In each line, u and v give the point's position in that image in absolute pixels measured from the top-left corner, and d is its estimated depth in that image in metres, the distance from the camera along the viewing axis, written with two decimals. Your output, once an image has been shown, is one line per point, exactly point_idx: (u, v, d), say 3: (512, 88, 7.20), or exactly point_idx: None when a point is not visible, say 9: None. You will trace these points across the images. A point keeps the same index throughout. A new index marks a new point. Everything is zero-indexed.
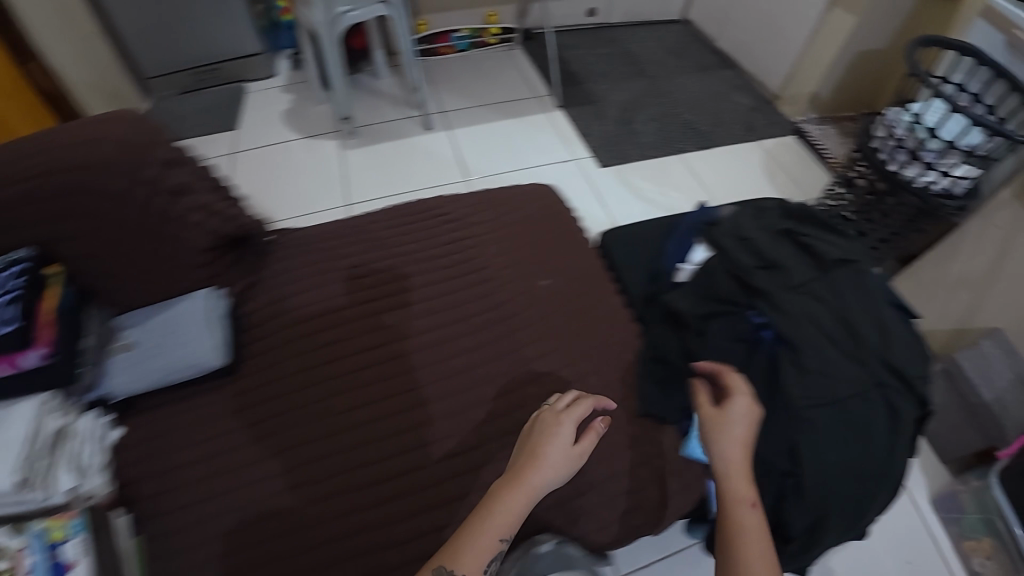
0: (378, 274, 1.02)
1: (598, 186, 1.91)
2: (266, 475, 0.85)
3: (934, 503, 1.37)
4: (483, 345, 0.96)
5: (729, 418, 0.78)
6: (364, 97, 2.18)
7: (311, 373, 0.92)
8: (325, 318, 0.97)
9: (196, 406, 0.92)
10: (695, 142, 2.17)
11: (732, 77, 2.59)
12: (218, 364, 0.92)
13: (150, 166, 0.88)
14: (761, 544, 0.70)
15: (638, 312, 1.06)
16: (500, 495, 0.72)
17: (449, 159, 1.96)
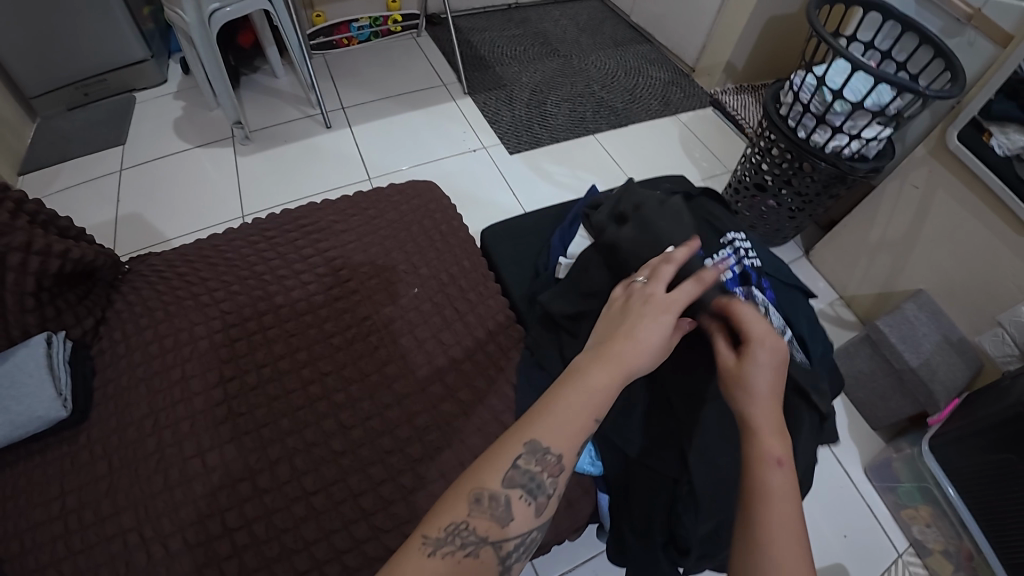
0: (237, 298, 0.94)
1: (507, 173, 1.85)
2: (150, 515, 0.75)
3: (869, 473, 1.37)
4: (361, 360, 0.90)
5: (750, 370, 0.60)
6: (261, 99, 2.06)
7: (188, 402, 0.84)
8: (185, 349, 0.89)
9: (44, 462, 0.80)
10: (611, 121, 2.13)
11: (648, 52, 2.56)
12: (64, 415, 0.80)
13: None
14: (792, 511, 0.53)
15: (521, 313, 1.00)
16: (591, 368, 0.59)
17: (354, 158, 1.87)
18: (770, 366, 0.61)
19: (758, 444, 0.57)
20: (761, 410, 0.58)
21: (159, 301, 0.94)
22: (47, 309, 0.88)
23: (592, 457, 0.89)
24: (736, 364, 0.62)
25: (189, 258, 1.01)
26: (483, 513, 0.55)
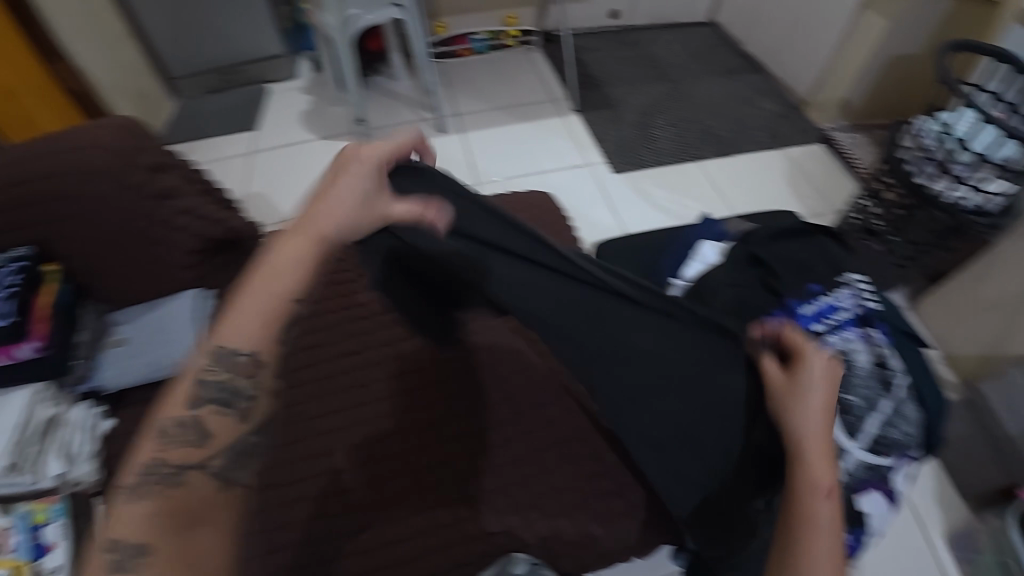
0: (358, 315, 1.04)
1: (608, 191, 1.89)
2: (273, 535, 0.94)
3: (949, 542, 1.29)
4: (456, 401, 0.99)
5: (802, 392, 0.69)
6: (380, 99, 2.19)
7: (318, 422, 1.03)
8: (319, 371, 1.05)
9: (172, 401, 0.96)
10: (719, 150, 2.11)
11: (760, 82, 2.52)
12: None
13: (138, 171, 0.94)
14: (834, 536, 0.62)
15: None
16: (264, 256, 0.65)
17: (460, 162, 1.96)
18: (821, 386, 0.69)
19: (805, 466, 0.66)
20: (818, 437, 0.67)
21: None
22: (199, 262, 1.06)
23: None
24: (783, 381, 0.71)
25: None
26: (179, 437, 0.59)
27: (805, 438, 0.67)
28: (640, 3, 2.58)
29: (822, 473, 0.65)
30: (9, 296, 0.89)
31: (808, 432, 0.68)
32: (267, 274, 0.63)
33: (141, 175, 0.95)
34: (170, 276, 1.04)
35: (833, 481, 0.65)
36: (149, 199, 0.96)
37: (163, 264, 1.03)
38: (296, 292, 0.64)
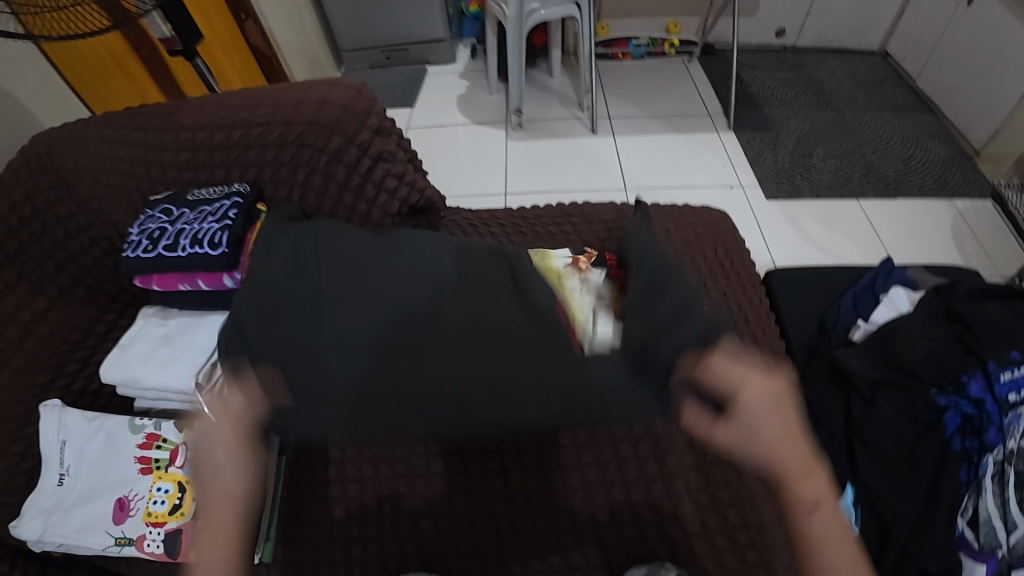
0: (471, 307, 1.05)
1: (758, 216, 1.86)
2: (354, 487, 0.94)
3: None
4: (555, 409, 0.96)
5: (740, 415, 0.54)
6: (535, 93, 2.22)
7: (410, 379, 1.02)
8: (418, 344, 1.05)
9: None
10: (880, 189, 1.96)
11: (928, 123, 2.20)
12: None
13: (364, 131, 1.00)
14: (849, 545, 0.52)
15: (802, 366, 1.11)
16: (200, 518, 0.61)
17: (611, 165, 1.96)
18: (761, 409, 0.54)
19: (789, 481, 0.53)
20: (787, 456, 0.53)
21: None
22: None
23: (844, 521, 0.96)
24: (721, 421, 0.56)
25: (501, 222, 1.22)
26: (218, 554, 0.59)
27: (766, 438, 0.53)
28: (810, 24, 2.45)
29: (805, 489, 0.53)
30: (226, 228, 0.93)
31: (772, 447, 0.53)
32: (209, 509, 0.61)
33: (363, 136, 0.99)
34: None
35: (817, 482, 0.53)
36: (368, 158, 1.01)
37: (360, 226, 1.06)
38: (230, 496, 0.61)
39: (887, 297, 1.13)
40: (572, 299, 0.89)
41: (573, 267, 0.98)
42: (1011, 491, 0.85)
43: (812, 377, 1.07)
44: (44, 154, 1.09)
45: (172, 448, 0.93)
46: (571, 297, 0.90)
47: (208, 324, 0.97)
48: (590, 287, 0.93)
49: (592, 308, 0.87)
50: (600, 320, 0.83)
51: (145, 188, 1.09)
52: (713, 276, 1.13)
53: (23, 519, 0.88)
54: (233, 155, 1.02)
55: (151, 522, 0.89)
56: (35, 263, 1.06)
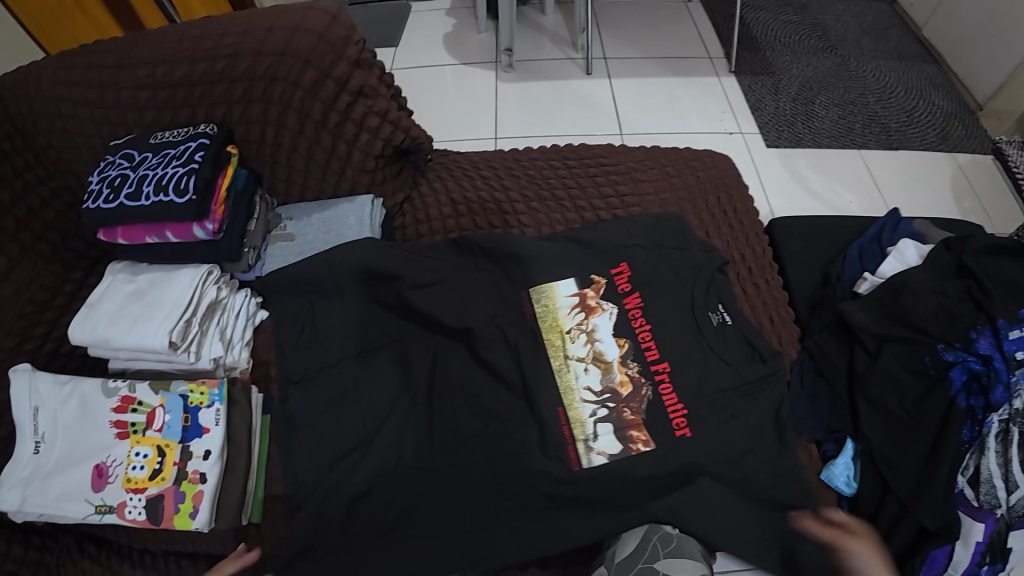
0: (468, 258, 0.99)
1: (759, 164, 1.79)
2: None
3: None
4: None
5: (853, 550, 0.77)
6: (526, 32, 2.10)
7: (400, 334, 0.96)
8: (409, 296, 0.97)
9: (321, 306, 0.95)
10: (882, 140, 1.90)
11: (933, 75, 2.12)
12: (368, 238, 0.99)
13: (341, 64, 0.91)
14: None
15: (804, 319, 1.07)
16: None
17: (607, 110, 1.87)
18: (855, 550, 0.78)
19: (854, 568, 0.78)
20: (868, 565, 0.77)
21: (462, 196, 1.08)
22: (377, 175, 1.02)
23: (848, 477, 0.91)
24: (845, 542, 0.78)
25: (493, 166, 1.15)
26: None
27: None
28: None
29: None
30: (192, 173, 0.85)
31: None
32: None
33: (341, 69, 0.91)
34: (346, 177, 1.00)
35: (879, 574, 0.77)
36: (347, 94, 0.93)
37: (340, 169, 0.99)
38: None
39: (895, 249, 1.07)
40: (573, 388, 0.85)
41: (582, 310, 0.91)
42: (1014, 453, 0.83)
43: (815, 331, 1.03)
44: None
45: (148, 411, 0.89)
46: (573, 388, 0.85)
47: (180, 277, 0.90)
48: (596, 364, 0.87)
49: (597, 399, 0.85)
50: (598, 432, 0.82)
51: (104, 132, 0.99)
52: (716, 225, 1.08)
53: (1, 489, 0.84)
54: (197, 92, 0.93)
55: (131, 488, 0.85)
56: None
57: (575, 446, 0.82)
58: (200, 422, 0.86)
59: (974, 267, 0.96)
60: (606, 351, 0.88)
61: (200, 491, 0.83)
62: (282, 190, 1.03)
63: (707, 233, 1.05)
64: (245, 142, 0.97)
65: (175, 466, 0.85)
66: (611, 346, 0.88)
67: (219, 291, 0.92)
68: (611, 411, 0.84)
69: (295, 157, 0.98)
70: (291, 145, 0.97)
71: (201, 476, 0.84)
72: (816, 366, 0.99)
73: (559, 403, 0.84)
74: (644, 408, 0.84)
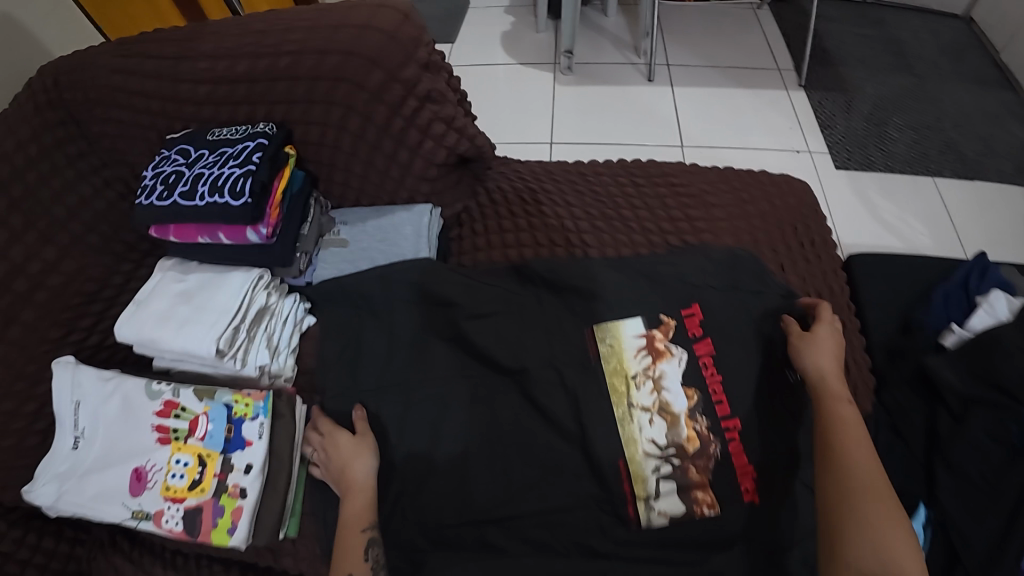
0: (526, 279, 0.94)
1: (824, 187, 1.71)
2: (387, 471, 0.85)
3: None
4: None
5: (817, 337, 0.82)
6: (587, 33, 2.03)
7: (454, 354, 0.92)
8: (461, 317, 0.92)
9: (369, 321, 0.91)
10: (958, 169, 1.78)
11: (1013, 102, 1.97)
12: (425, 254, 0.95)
13: (410, 66, 0.86)
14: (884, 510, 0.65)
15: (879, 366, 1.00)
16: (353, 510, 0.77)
17: (667, 119, 1.80)
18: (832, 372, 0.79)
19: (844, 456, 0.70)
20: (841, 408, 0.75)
21: (520, 210, 1.03)
22: (437, 184, 0.98)
23: None
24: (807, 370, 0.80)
25: (555, 179, 1.09)
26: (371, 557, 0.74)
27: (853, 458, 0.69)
28: None
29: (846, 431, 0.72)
30: (248, 175, 0.82)
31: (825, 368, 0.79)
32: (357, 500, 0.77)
33: (410, 72, 0.86)
34: (405, 185, 0.96)
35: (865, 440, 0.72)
36: (414, 99, 0.88)
37: (400, 176, 0.95)
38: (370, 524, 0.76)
39: (985, 301, 0.97)
40: (636, 440, 0.80)
41: (649, 353, 0.85)
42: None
43: (892, 383, 0.97)
44: (57, 86, 0.97)
45: (191, 418, 0.86)
46: (635, 440, 0.81)
47: (229, 282, 0.87)
48: (661, 415, 0.82)
49: (661, 455, 0.80)
50: (661, 491, 0.78)
51: (161, 125, 0.97)
52: (792, 258, 1.01)
53: (37, 484, 0.85)
54: (258, 89, 0.89)
55: (169, 497, 0.83)
56: (46, 209, 0.94)
57: (637, 506, 0.78)
58: (244, 435, 0.83)
59: None
60: (673, 402, 0.82)
61: (238, 507, 0.81)
62: (337, 193, 1.00)
63: (782, 267, 0.99)
64: (304, 143, 0.93)
65: (215, 478, 0.83)
66: (678, 397, 0.82)
67: (268, 297, 0.89)
68: (675, 469, 0.79)
69: (354, 161, 0.94)
70: (350, 149, 0.92)
71: (241, 491, 0.81)
72: (893, 425, 0.94)
73: (621, 456, 0.80)
74: (711, 468, 0.79)
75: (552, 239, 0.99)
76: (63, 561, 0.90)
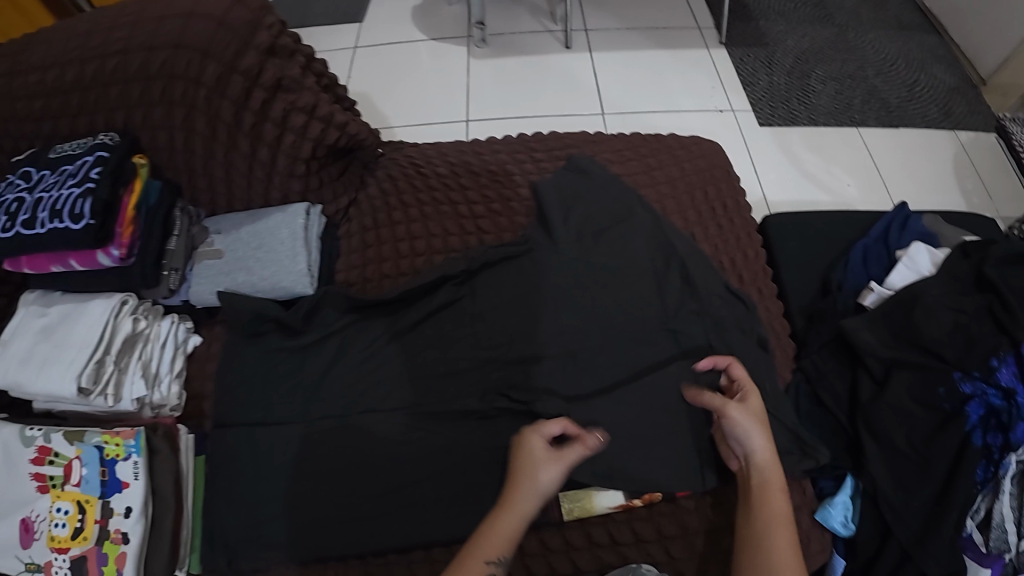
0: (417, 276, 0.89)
1: (750, 144, 1.69)
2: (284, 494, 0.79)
3: None
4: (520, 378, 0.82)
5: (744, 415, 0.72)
6: (500, 1, 1.94)
7: (365, 347, 0.86)
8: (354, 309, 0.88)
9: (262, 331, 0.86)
10: (881, 117, 1.77)
11: (933, 46, 1.96)
12: (306, 291, 0.87)
13: (250, 53, 0.78)
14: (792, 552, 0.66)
15: (798, 332, 0.99)
16: None
17: (587, 87, 1.73)
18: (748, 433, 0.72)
19: (769, 493, 0.69)
20: (757, 447, 0.71)
21: (413, 198, 0.95)
22: (312, 180, 0.91)
23: (845, 518, 0.84)
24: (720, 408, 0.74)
25: (450, 161, 1.02)
26: None
27: (777, 564, 0.64)
28: None
29: (777, 504, 0.68)
30: (88, 193, 0.75)
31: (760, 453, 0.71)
32: None
33: (249, 59, 0.78)
34: (275, 184, 0.88)
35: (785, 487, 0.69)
36: (263, 90, 0.80)
37: (266, 176, 0.87)
38: None
39: (906, 255, 0.97)
40: (591, 490, 0.77)
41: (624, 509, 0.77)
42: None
43: (812, 348, 0.95)
44: None
45: (65, 464, 0.78)
46: (590, 490, 0.77)
47: (90, 311, 0.80)
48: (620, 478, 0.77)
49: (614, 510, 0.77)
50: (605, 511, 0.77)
51: (4, 147, 0.87)
52: (702, 229, 0.97)
53: None
54: (91, 97, 0.82)
55: (55, 548, 0.75)
56: None
57: (567, 515, 0.76)
58: (119, 476, 0.76)
59: (990, 281, 0.87)
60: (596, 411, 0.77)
61: (122, 552, 0.74)
62: (207, 200, 0.91)
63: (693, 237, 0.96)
64: (155, 150, 0.85)
65: (97, 525, 0.75)
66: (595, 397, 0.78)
67: (137, 323, 0.82)
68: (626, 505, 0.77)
69: (214, 165, 0.86)
70: (205, 151, 0.84)
71: (123, 537, 0.74)
72: (813, 392, 0.93)
73: None
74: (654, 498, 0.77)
75: (447, 228, 0.92)
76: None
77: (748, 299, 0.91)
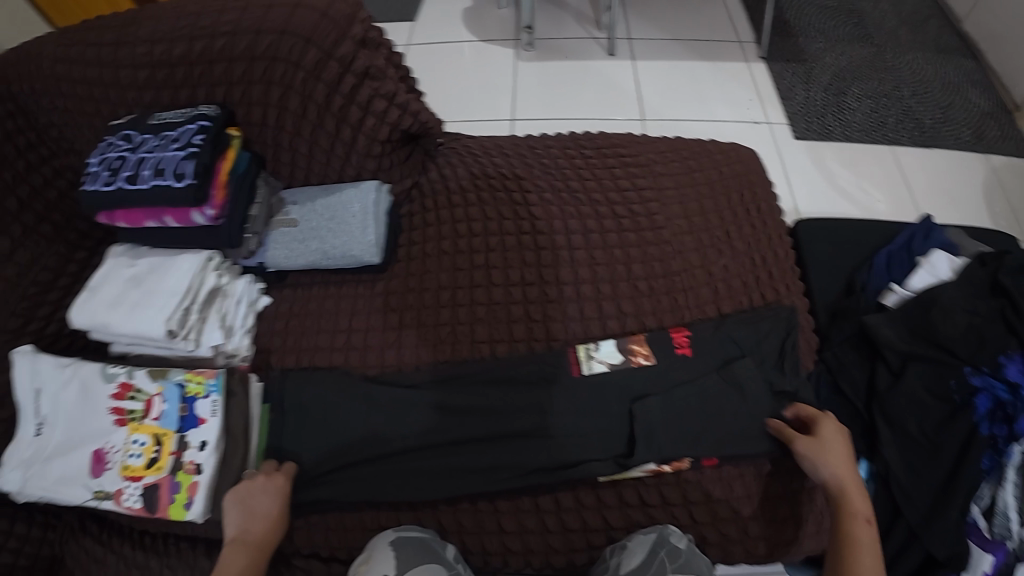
0: (473, 253, 0.98)
1: (783, 155, 1.74)
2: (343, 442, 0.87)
3: None
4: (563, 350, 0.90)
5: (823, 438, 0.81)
6: (547, 8, 2.02)
7: (421, 314, 0.95)
8: (412, 279, 0.98)
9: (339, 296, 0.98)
10: (915, 136, 1.82)
11: (967, 71, 1.99)
12: (372, 260, 0.95)
13: (346, 44, 0.87)
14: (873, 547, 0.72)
15: (822, 328, 1.05)
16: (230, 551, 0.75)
17: (627, 93, 1.81)
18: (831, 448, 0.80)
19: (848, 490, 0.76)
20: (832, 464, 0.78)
21: (472, 184, 1.04)
22: (384, 160, 0.99)
23: None
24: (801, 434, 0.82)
25: (507, 155, 1.11)
26: None
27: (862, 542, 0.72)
28: None
29: (857, 503, 0.75)
30: (192, 157, 0.84)
31: (844, 479, 0.77)
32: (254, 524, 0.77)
33: (345, 48, 0.87)
34: (351, 163, 0.97)
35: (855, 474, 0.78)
36: (353, 76, 0.89)
37: (345, 154, 0.96)
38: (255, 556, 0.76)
39: (927, 262, 1.03)
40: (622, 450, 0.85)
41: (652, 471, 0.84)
42: None
43: (835, 343, 1.01)
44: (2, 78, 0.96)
45: (146, 399, 0.87)
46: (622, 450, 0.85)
47: (179, 264, 0.89)
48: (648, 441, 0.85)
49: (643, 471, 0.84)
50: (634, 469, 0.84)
51: (105, 112, 0.96)
52: (738, 225, 1.03)
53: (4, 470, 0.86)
54: (196, 72, 0.91)
55: (128, 475, 0.84)
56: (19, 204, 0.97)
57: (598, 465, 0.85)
58: (197, 413, 0.85)
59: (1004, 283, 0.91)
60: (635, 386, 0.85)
61: (194, 482, 0.82)
62: (286, 173, 1.00)
63: (728, 233, 1.02)
64: (247, 124, 0.94)
65: (171, 456, 0.84)
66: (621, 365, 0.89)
67: (220, 278, 0.91)
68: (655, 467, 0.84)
69: (299, 141, 0.95)
70: (294, 128, 0.93)
71: (196, 467, 0.83)
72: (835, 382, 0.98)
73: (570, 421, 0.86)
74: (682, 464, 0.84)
75: (502, 213, 1.01)
76: (35, 545, 0.92)
77: (779, 293, 0.98)
